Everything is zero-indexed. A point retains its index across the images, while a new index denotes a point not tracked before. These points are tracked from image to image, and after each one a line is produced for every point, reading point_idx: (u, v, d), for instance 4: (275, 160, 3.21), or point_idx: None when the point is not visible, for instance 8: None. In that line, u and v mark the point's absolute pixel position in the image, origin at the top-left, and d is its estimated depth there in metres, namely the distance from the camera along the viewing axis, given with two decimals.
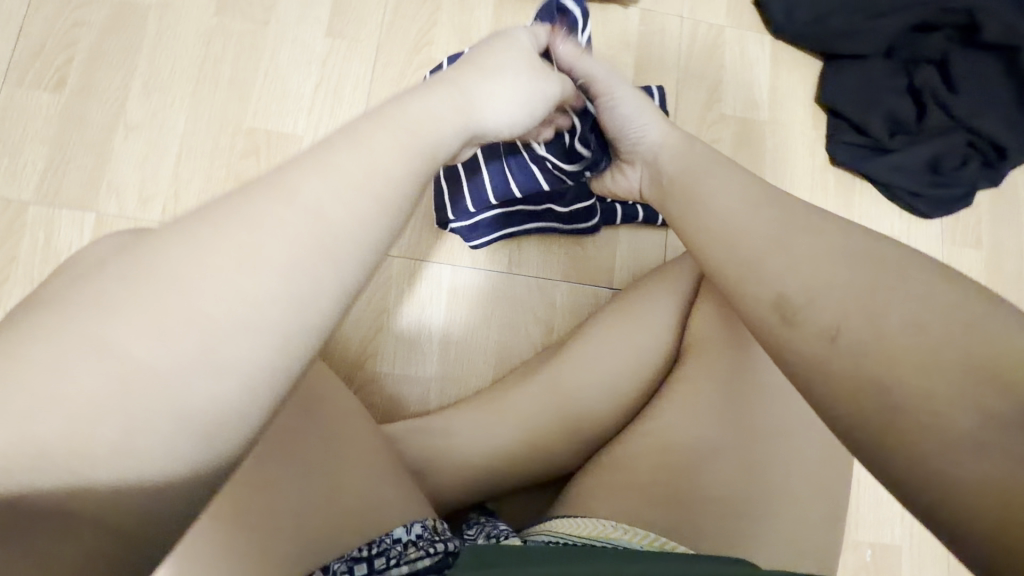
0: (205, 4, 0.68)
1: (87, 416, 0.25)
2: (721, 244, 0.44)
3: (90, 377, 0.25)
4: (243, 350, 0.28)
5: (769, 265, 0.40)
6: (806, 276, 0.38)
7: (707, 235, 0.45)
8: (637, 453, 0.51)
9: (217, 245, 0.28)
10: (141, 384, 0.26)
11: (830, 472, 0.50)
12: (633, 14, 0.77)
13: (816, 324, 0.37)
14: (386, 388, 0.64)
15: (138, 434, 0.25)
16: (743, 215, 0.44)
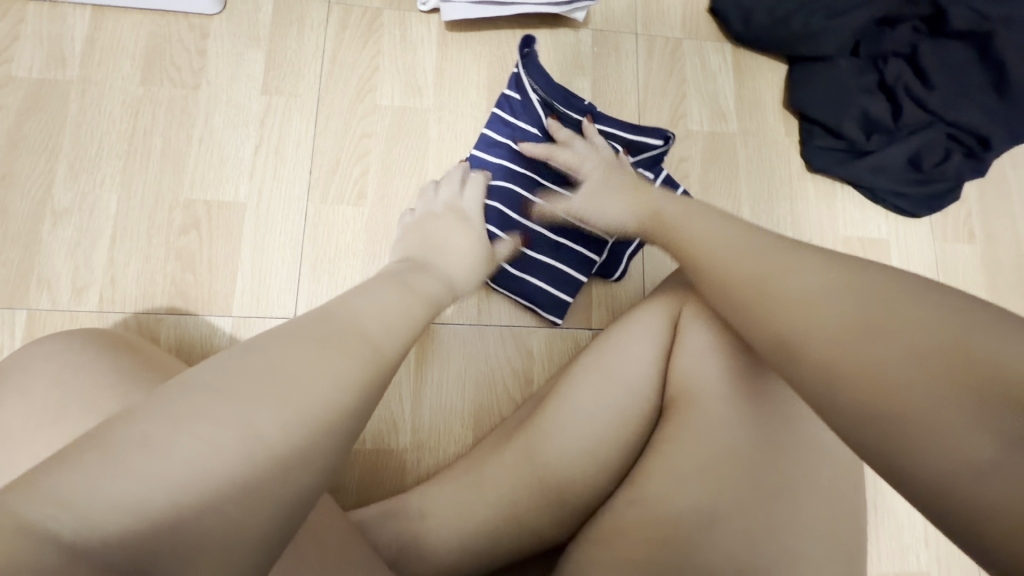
0: (130, 75, 0.64)
1: (201, 481, 0.25)
2: (715, 274, 0.42)
3: (222, 439, 0.26)
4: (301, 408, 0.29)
5: (776, 279, 0.38)
6: (801, 286, 0.36)
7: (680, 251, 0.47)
8: (630, 524, 0.46)
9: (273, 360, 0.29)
10: (248, 450, 0.27)
11: (842, 521, 0.46)
12: (585, 37, 0.73)
13: (813, 356, 0.34)
14: (359, 466, 0.59)
15: (228, 501, 0.26)
16: (723, 236, 0.44)
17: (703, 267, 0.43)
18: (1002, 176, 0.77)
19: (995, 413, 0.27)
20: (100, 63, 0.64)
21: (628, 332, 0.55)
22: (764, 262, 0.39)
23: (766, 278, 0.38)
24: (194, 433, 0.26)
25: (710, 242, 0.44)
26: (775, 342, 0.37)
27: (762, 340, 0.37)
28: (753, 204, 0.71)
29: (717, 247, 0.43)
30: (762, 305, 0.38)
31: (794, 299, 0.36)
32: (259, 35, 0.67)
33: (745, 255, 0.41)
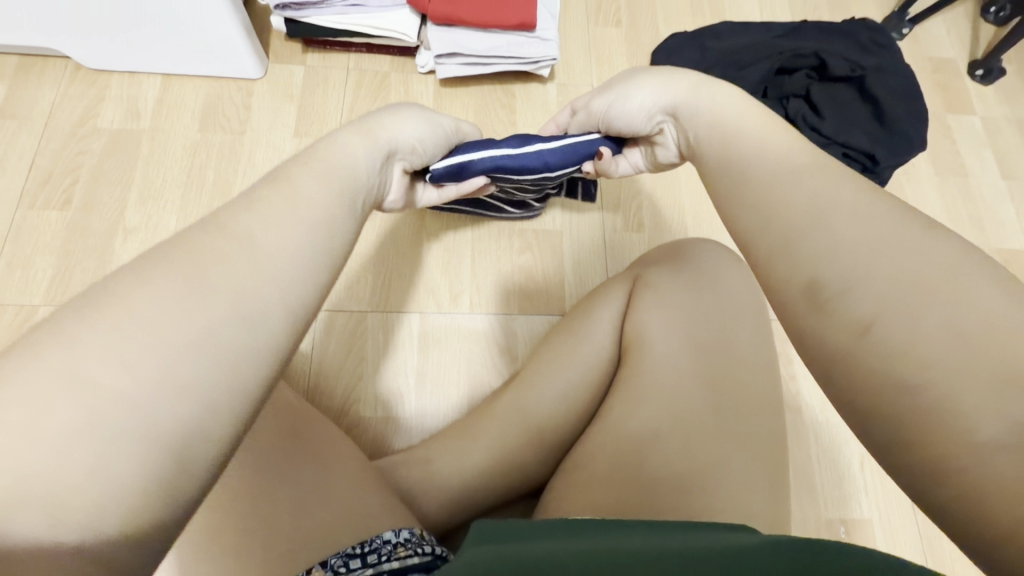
0: (190, 125, 0.80)
1: (40, 436, 0.22)
2: (755, 236, 0.37)
3: (54, 397, 0.23)
4: (185, 382, 0.25)
5: (835, 226, 0.33)
6: (857, 241, 0.32)
7: (732, 202, 0.40)
8: (595, 445, 0.58)
9: (143, 330, 0.25)
10: (93, 406, 0.23)
11: (765, 436, 0.57)
12: (551, 89, 0.91)
13: (853, 315, 0.31)
14: (371, 429, 0.69)
15: (74, 457, 0.22)
16: (777, 162, 0.39)
17: (751, 199, 0.38)
18: (900, 189, 0.94)
19: (1013, 401, 0.26)
20: (167, 116, 0.80)
21: (594, 305, 0.68)
22: (811, 196, 0.35)
23: (807, 216, 0.35)
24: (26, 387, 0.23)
25: (769, 168, 0.39)
26: (806, 285, 0.33)
27: (790, 275, 0.34)
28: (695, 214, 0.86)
29: (756, 180, 0.39)
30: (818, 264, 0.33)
31: (850, 257, 0.32)
32: (292, 93, 0.85)
33: (797, 190, 0.36)
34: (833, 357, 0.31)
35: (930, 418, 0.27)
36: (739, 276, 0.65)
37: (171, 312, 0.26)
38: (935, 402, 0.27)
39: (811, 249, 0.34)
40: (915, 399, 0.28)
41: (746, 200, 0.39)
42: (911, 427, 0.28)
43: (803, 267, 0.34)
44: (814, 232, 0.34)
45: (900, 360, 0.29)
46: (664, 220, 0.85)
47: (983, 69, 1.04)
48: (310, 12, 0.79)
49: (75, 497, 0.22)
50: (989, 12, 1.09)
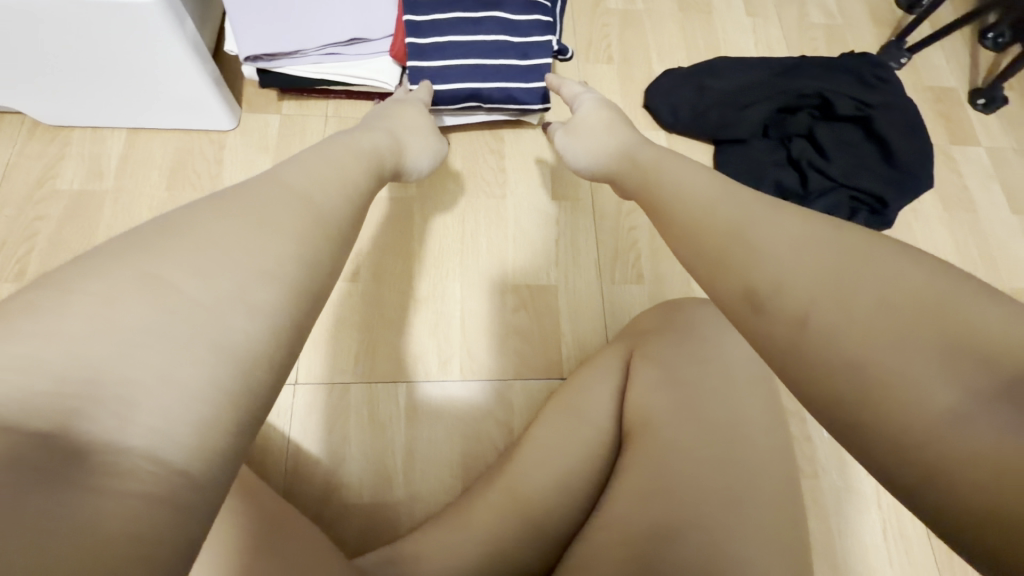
0: (157, 183, 0.75)
1: (115, 338, 0.25)
2: (696, 253, 0.38)
3: (132, 305, 0.26)
4: (181, 393, 0.25)
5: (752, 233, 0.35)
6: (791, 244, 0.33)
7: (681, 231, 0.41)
8: (601, 541, 0.52)
9: (127, 336, 0.25)
10: (168, 315, 0.26)
11: (786, 523, 0.51)
12: (542, 132, 0.87)
13: (787, 309, 0.31)
14: (357, 519, 0.63)
15: (147, 360, 0.25)
16: (784, 228, 0.34)
17: (762, 270, 0.33)
18: (908, 227, 0.90)
19: None
20: (131, 174, 0.75)
21: (589, 378, 0.64)
22: (824, 263, 0.31)
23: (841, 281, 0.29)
24: (95, 298, 0.25)
25: (780, 233, 0.34)
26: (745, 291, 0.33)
27: (825, 356, 0.28)
28: None
29: (771, 249, 0.33)
30: (753, 261, 0.34)
31: (786, 256, 0.32)
32: (267, 145, 0.80)
33: (814, 257, 0.31)
34: (781, 344, 0.30)
35: (879, 394, 0.26)
36: (746, 342, 0.61)
37: (153, 327, 0.25)
38: (896, 390, 0.26)
39: (840, 321, 0.28)
40: (912, 421, 0.25)
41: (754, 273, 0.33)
42: (860, 410, 0.26)
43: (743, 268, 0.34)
44: (828, 306, 0.29)
45: (828, 346, 0.28)
46: (664, 270, 0.81)
47: (985, 98, 1.01)
48: (284, 63, 0.73)
49: (138, 399, 0.24)
50: (986, 38, 1.07)
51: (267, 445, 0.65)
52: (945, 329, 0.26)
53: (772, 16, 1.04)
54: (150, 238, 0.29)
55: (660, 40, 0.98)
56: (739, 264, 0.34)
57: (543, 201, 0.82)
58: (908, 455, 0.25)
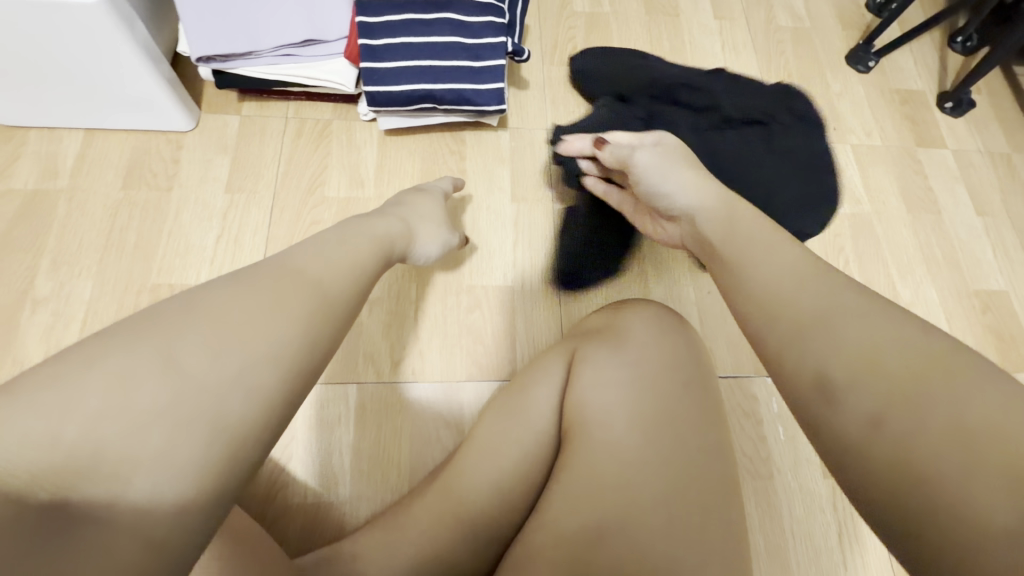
0: (113, 183, 0.75)
1: (125, 420, 0.30)
2: (769, 335, 0.46)
3: (139, 386, 0.31)
4: (178, 466, 0.30)
5: (831, 329, 0.43)
6: (864, 350, 0.40)
7: (746, 311, 0.50)
8: (533, 548, 0.51)
9: (132, 416, 0.30)
10: (170, 396, 0.31)
11: (720, 530, 0.51)
12: (504, 134, 0.87)
13: (858, 410, 0.38)
14: (301, 520, 0.63)
15: (151, 439, 0.30)
16: (871, 327, 0.41)
17: (839, 365, 0.40)
18: (871, 230, 0.90)
19: None
20: (87, 174, 0.75)
21: (533, 377, 0.63)
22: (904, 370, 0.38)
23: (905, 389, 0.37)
24: (108, 378, 0.31)
25: (865, 333, 0.41)
26: (817, 374, 0.41)
27: (881, 444, 0.36)
28: (655, 263, 0.82)
29: (849, 344, 0.41)
30: (819, 356, 0.42)
31: (846, 356, 0.40)
32: (226, 145, 0.80)
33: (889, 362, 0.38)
34: (846, 427, 0.38)
35: (904, 481, 0.34)
36: (686, 345, 0.61)
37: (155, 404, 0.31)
38: (930, 486, 0.33)
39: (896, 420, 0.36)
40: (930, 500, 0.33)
41: (837, 365, 0.41)
42: (891, 491, 0.35)
43: (805, 362, 0.42)
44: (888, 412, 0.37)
45: (888, 436, 0.36)
46: (622, 272, 0.81)
47: (952, 101, 1.01)
48: (238, 63, 0.73)
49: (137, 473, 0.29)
50: (956, 42, 1.06)
51: None
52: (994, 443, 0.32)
53: (739, 19, 1.04)
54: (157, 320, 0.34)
55: (625, 43, 0.98)
56: (823, 351, 0.42)
57: (502, 202, 0.82)
58: (913, 528, 0.33)
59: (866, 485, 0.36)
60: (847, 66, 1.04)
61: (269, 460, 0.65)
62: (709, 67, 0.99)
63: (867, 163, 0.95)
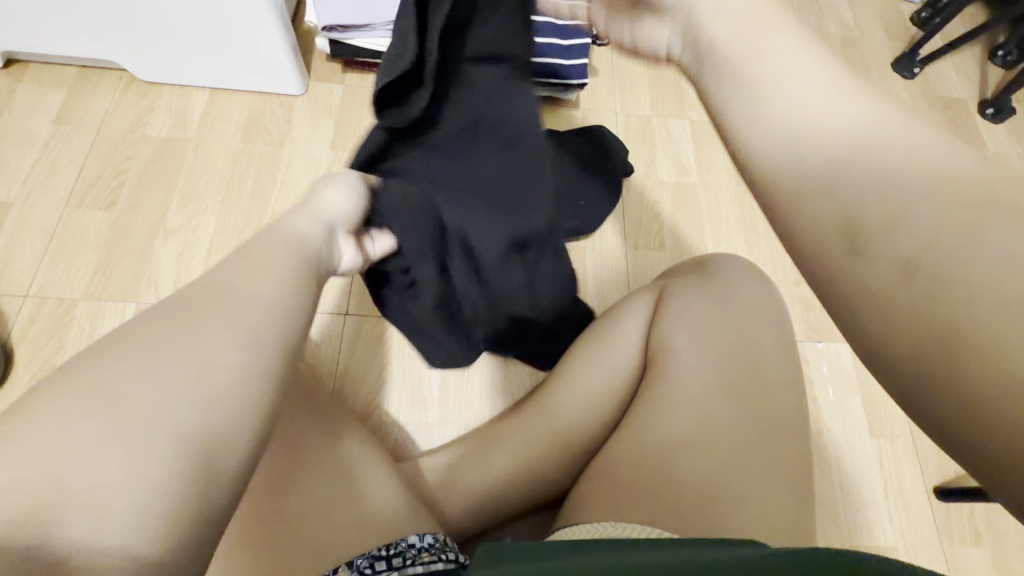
0: (233, 135, 0.84)
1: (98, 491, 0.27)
2: (816, 142, 0.29)
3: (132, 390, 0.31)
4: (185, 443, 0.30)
5: (876, 161, 0.28)
6: (926, 184, 0.27)
7: (781, 129, 0.30)
8: (617, 456, 0.57)
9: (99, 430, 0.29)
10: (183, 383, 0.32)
11: (789, 453, 0.56)
12: (577, 114, 0.95)
13: (891, 251, 0.27)
14: (395, 434, 0.70)
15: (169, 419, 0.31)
16: (867, 132, 0.28)
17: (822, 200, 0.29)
18: None
19: None
20: (211, 127, 0.85)
21: (619, 312, 0.69)
22: (916, 197, 0.27)
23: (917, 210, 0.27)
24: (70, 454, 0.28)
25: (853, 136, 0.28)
26: (844, 217, 0.28)
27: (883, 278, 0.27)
28: (714, 236, 0.89)
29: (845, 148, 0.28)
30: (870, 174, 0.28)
31: (838, 169, 0.28)
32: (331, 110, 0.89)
33: (900, 195, 0.27)
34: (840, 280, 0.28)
35: (926, 336, 0.26)
36: (767, 293, 0.66)
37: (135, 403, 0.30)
38: (947, 325, 0.25)
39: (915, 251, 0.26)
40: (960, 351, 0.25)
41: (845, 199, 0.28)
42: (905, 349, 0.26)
43: (820, 210, 0.29)
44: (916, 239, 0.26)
45: (881, 275, 0.27)
46: (684, 241, 0.87)
47: (994, 108, 1.07)
48: (354, 35, 0.83)
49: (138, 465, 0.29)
50: (996, 56, 1.14)
51: (317, 364, 0.72)
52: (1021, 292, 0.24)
53: None
54: (116, 355, 0.32)
55: None
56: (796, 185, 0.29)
57: None
58: (926, 374, 0.26)
59: (914, 375, 0.26)
60: (893, 72, 1.11)
61: (329, 359, 0.73)
62: None
63: None
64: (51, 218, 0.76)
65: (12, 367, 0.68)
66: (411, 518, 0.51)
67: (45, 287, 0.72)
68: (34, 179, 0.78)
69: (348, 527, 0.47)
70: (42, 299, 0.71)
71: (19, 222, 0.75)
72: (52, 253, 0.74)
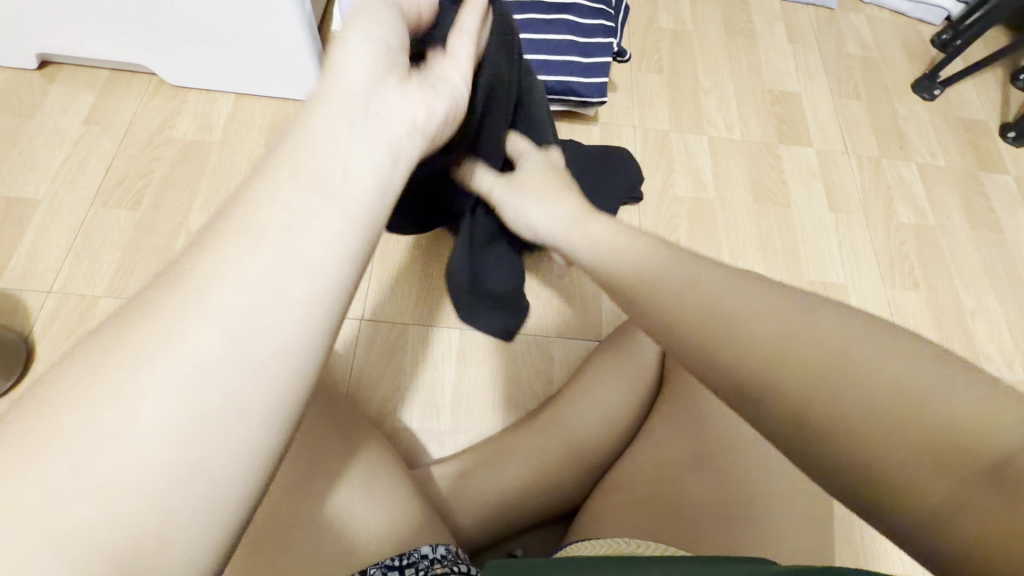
0: (257, 139, 0.86)
1: (91, 541, 0.19)
2: (656, 301, 0.34)
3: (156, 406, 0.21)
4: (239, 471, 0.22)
5: (707, 295, 0.32)
6: (757, 316, 0.30)
7: (626, 288, 0.36)
8: (633, 469, 0.57)
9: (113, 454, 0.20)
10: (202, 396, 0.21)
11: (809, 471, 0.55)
12: (596, 127, 0.96)
13: (731, 369, 0.30)
14: (406, 440, 0.70)
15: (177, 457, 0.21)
16: (678, 275, 0.34)
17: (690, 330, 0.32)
18: (935, 240, 0.95)
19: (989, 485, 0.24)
20: (236, 131, 0.86)
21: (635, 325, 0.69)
22: (750, 312, 0.31)
23: (747, 321, 0.30)
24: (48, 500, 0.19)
25: (678, 281, 0.33)
26: (706, 348, 0.31)
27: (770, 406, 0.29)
28: (730, 252, 0.88)
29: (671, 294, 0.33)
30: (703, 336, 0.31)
31: (678, 307, 0.33)
32: None
33: (727, 321, 0.31)
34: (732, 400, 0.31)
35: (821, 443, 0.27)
36: None
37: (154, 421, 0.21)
38: (825, 420, 0.27)
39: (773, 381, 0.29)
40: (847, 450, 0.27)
41: (706, 331, 0.31)
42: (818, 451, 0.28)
43: (687, 341, 0.32)
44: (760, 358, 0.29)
45: (760, 393, 0.29)
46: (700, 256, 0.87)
47: (1015, 131, 1.06)
48: None
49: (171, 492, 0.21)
50: (1018, 79, 1.13)
51: (332, 367, 0.73)
52: (836, 376, 0.27)
53: (811, 44, 1.13)
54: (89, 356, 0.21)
55: (707, 58, 1.07)
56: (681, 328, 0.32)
57: None
58: (846, 476, 0.27)
59: (842, 481, 0.27)
60: (913, 93, 1.10)
61: (342, 362, 0.73)
62: (783, 83, 1.07)
63: (932, 181, 1.01)
64: (78, 216, 0.77)
65: (32, 361, 0.69)
66: (423, 527, 0.50)
67: (69, 283, 0.73)
68: (63, 176, 0.80)
69: (360, 534, 0.47)
70: (66, 295, 0.72)
71: (45, 219, 0.77)
72: (77, 250, 0.75)
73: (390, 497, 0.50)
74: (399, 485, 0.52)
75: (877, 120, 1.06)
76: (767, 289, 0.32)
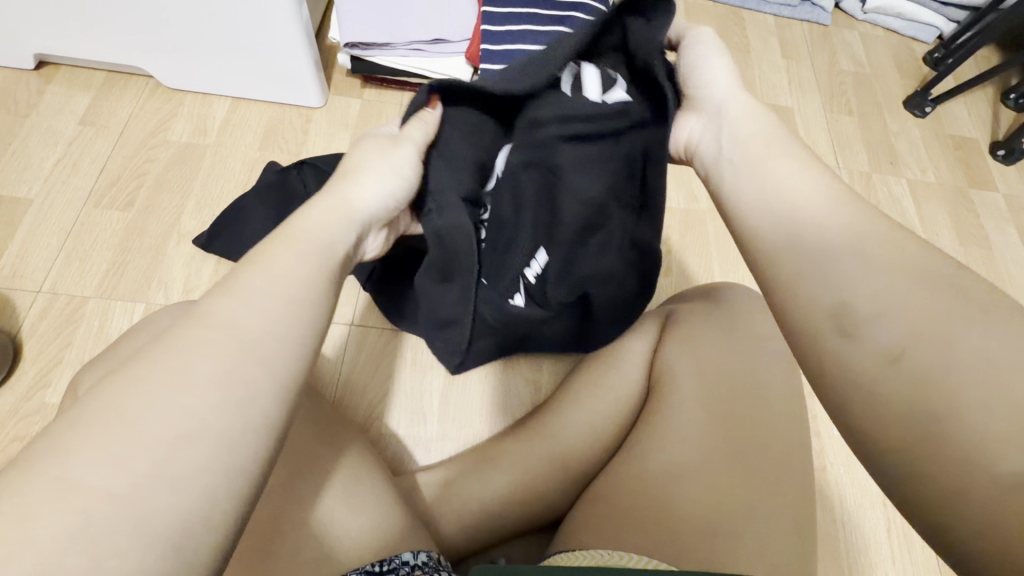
0: (252, 142, 0.86)
1: (122, 485, 0.24)
2: (775, 259, 0.38)
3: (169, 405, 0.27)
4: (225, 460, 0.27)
5: (846, 259, 0.35)
6: (891, 293, 0.33)
7: (758, 250, 0.40)
8: (617, 480, 0.57)
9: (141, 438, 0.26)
10: (212, 390, 0.28)
11: (794, 485, 0.55)
12: None
13: (862, 323, 0.33)
14: (393, 447, 0.70)
15: (181, 442, 0.26)
16: (815, 229, 0.37)
17: (801, 292, 0.36)
18: None
19: None
20: (231, 134, 0.86)
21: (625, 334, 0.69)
22: (877, 289, 0.34)
23: (869, 285, 0.34)
24: (65, 476, 0.24)
25: (815, 229, 0.37)
26: (835, 306, 0.34)
27: (861, 359, 0.33)
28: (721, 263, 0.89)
29: (784, 256, 0.38)
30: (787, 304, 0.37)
31: (808, 260, 0.37)
32: (348, 122, 0.90)
33: (806, 281, 0.36)
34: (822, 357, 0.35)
35: (889, 408, 0.31)
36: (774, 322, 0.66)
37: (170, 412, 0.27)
38: (915, 386, 0.31)
39: (877, 337, 0.33)
40: (922, 427, 0.30)
41: (839, 293, 0.35)
42: (880, 408, 0.32)
43: (812, 295, 0.36)
44: (864, 313, 0.33)
45: (865, 351, 0.33)
46: (691, 267, 0.88)
47: (1005, 149, 1.08)
48: (376, 52, 0.85)
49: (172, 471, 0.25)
50: (1008, 98, 1.14)
51: (320, 371, 0.72)
52: (959, 345, 0.30)
53: (805, 59, 1.14)
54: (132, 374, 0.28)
55: None
56: (778, 282, 0.38)
57: None
58: (888, 436, 0.31)
59: (878, 441, 0.32)
60: (905, 109, 1.12)
61: (328, 366, 0.73)
62: (775, 97, 1.08)
63: (922, 197, 1.02)
64: (69, 215, 0.77)
65: (18, 361, 0.68)
66: (405, 535, 0.50)
67: (58, 283, 0.73)
68: (56, 176, 0.80)
69: (340, 543, 0.46)
70: (54, 295, 0.72)
71: (36, 218, 0.77)
72: (67, 250, 0.75)
73: (373, 504, 0.50)
74: (382, 492, 0.51)
75: (869, 135, 1.07)
76: (895, 250, 0.35)
